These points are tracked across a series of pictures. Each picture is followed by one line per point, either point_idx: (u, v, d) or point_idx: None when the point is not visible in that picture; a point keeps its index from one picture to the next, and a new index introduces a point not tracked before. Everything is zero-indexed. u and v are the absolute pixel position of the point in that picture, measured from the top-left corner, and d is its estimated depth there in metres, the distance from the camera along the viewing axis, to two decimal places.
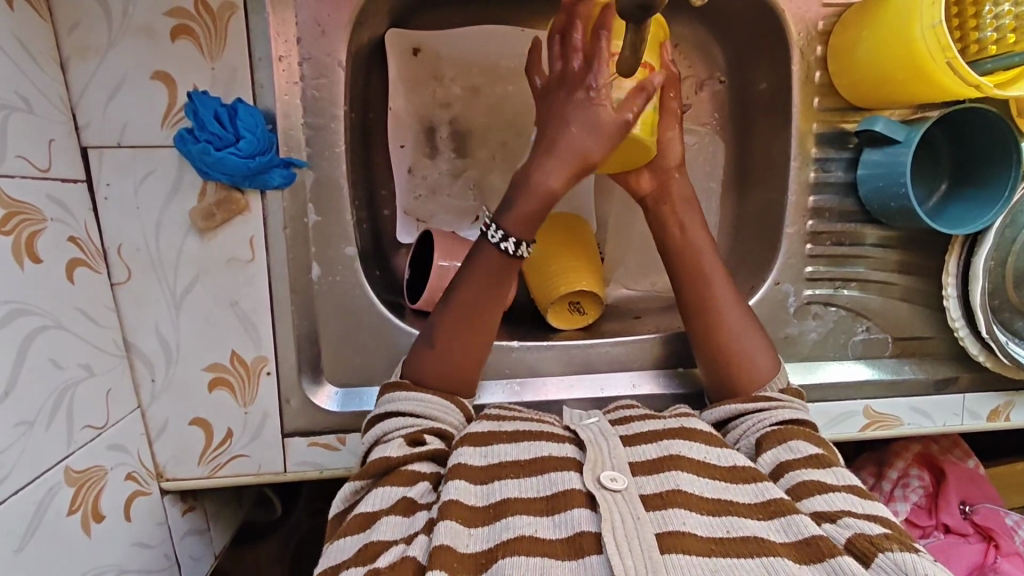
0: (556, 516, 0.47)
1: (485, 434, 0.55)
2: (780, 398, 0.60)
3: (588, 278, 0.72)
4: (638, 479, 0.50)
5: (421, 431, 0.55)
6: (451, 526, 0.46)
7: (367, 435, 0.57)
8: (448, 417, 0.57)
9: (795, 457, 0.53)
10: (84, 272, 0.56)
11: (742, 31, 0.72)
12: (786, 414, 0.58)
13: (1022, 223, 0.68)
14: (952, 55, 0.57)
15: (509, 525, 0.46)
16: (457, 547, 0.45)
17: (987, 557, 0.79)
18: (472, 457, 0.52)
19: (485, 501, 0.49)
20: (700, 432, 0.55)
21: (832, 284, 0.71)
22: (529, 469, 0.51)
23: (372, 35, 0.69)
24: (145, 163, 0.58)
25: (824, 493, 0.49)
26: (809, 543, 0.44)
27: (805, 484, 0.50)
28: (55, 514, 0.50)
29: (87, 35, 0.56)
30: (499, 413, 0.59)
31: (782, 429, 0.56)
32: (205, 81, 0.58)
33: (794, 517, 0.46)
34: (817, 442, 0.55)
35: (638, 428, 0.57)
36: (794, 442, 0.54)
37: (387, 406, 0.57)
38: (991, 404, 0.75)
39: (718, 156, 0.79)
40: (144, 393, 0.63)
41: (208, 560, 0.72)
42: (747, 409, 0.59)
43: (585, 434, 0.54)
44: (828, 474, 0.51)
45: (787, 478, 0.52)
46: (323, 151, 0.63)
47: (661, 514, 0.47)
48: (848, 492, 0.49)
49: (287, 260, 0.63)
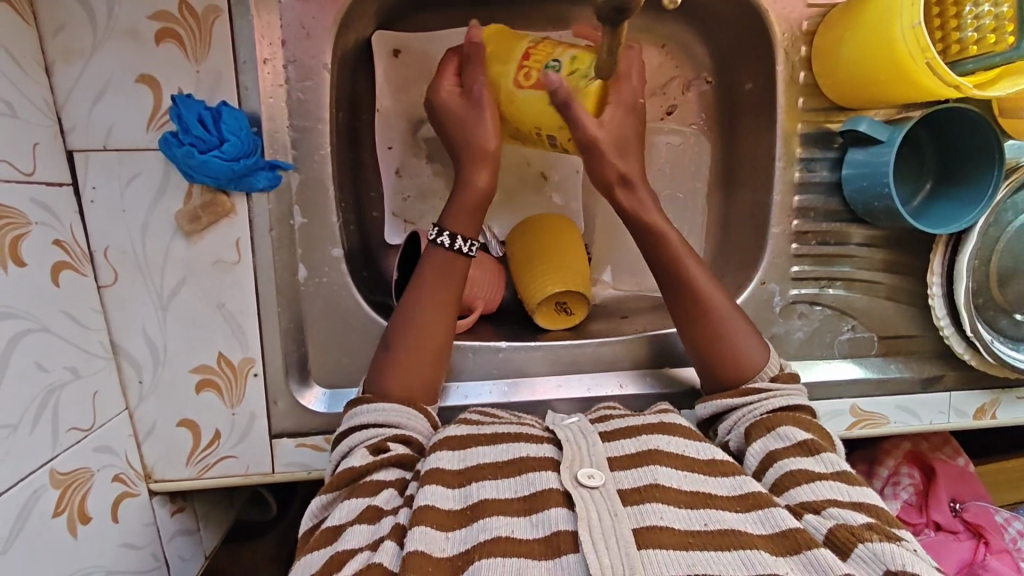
0: (534, 515, 0.47)
1: (463, 437, 0.55)
2: (770, 387, 0.59)
3: (574, 280, 0.72)
4: (617, 474, 0.50)
5: (384, 440, 0.56)
6: (426, 532, 0.46)
7: (335, 450, 0.58)
8: (412, 424, 0.58)
9: (784, 445, 0.53)
10: (69, 274, 0.56)
11: (727, 32, 0.73)
12: (776, 402, 0.58)
13: (1006, 220, 0.68)
14: (931, 55, 0.57)
15: (486, 527, 0.47)
16: (433, 552, 0.45)
17: (976, 555, 0.79)
18: (448, 461, 0.52)
19: (462, 504, 0.49)
20: (677, 426, 0.56)
21: (817, 283, 0.72)
22: (506, 470, 0.51)
23: (358, 37, 0.69)
24: (131, 166, 0.59)
25: (810, 482, 0.50)
26: (787, 536, 0.45)
27: (791, 473, 0.51)
28: (40, 516, 0.51)
29: (72, 38, 0.56)
30: (477, 418, 0.59)
31: (771, 417, 0.56)
32: (190, 84, 0.58)
33: (772, 511, 0.47)
34: (808, 427, 0.55)
35: (616, 425, 0.57)
36: (782, 430, 0.54)
37: (352, 422, 0.58)
38: (978, 402, 0.75)
39: (704, 156, 0.79)
40: (132, 395, 0.63)
41: (198, 560, 0.73)
42: (735, 405, 0.59)
43: (563, 434, 0.55)
44: (816, 462, 0.51)
45: (776, 468, 0.52)
46: (309, 153, 0.63)
47: (639, 509, 0.47)
48: (835, 480, 0.49)
49: (273, 262, 0.63)
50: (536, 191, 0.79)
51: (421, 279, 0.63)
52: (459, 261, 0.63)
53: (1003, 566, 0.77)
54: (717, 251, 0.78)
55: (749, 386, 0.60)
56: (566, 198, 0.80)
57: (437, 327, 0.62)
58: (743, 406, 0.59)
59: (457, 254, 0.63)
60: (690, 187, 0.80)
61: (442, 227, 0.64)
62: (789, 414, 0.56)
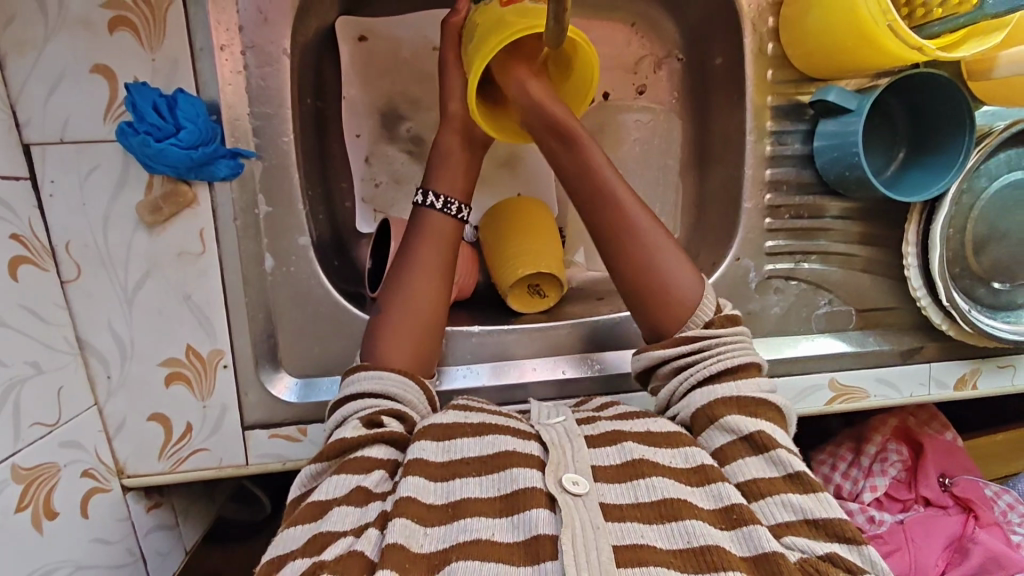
0: (514, 518, 0.46)
1: (448, 427, 0.53)
2: (710, 343, 0.56)
3: (547, 258, 0.71)
4: (601, 485, 0.48)
5: (380, 413, 0.54)
6: (406, 525, 0.45)
7: (331, 416, 0.56)
8: (408, 396, 0.57)
9: (731, 443, 0.51)
10: (29, 269, 0.56)
11: (693, 8, 0.72)
12: (714, 366, 0.55)
13: (979, 187, 0.68)
14: (892, 17, 0.56)
15: (465, 528, 0.45)
16: (411, 546, 0.44)
17: (966, 528, 0.78)
18: (434, 453, 0.51)
19: (443, 500, 0.48)
20: (666, 433, 0.53)
21: (792, 258, 0.71)
22: (490, 465, 0.49)
23: (321, 23, 0.69)
24: (90, 158, 0.58)
25: (761, 500, 0.48)
26: (767, 560, 0.43)
27: (744, 488, 0.49)
28: (2, 511, 0.50)
29: (23, 30, 0.55)
30: (466, 404, 0.57)
31: (712, 390, 0.54)
32: (145, 72, 0.57)
33: (755, 530, 0.45)
34: (753, 413, 0.52)
35: (604, 428, 0.54)
36: (726, 420, 0.52)
37: (352, 388, 0.56)
38: (958, 372, 0.75)
39: (676, 133, 0.79)
40: (101, 390, 0.62)
41: (177, 557, 0.72)
42: (676, 363, 0.57)
43: (548, 435, 0.52)
44: (766, 467, 0.49)
45: (729, 473, 0.50)
46: (270, 141, 0.63)
47: (621, 526, 0.45)
48: (787, 494, 0.47)
49: (238, 251, 0.62)
50: (508, 172, 0.79)
51: (415, 238, 0.63)
52: (447, 222, 0.63)
53: (991, 539, 0.76)
54: (693, 231, 0.77)
55: (685, 335, 0.57)
56: (538, 182, 0.79)
57: (433, 285, 0.61)
58: (687, 367, 0.56)
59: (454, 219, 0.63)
60: (661, 165, 0.79)
61: (422, 187, 0.64)
62: (732, 398, 0.53)
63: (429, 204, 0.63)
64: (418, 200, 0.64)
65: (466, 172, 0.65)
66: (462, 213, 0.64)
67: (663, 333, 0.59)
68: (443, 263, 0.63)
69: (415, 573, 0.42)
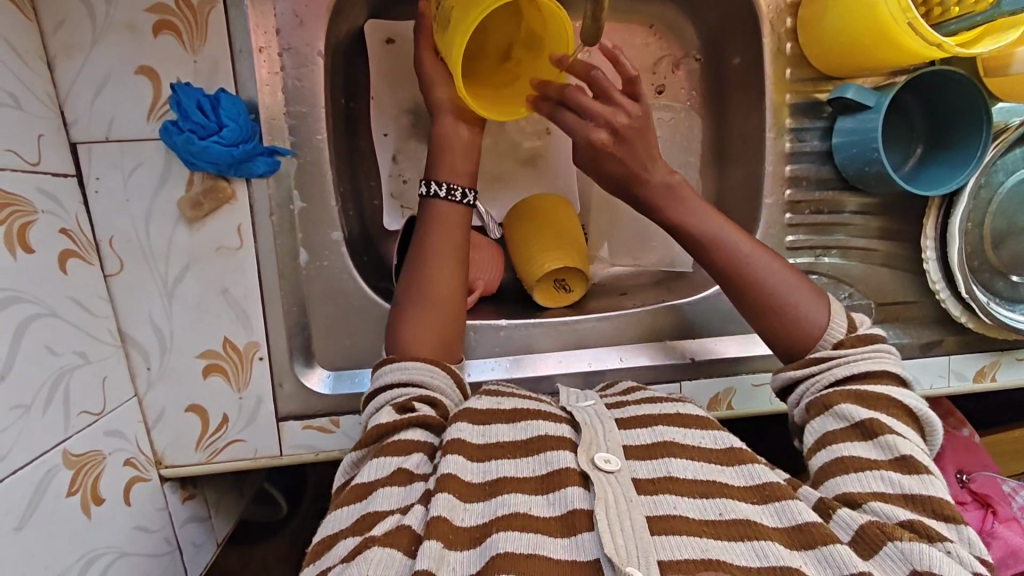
0: (551, 494, 0.47)
1: (485, 412, 0.54)
2: (837, 353, 0.57)
3: (572, 254, 0.73)
4: (633, 463, 0.50)
5: (412, 400, 0.55)
6: (448, 499, 0.46)
7: (366, 409, 0.58)
8: (435, 382, 0.58)
9: (840, 428, 0.52)
10: (76, 262, 0.57)
11: (711, 9, 0.74)
12: (840, 372, 0.56)
13: (997, 181, 0.69)
14: (912, 15, 0.57)
15: (504, 502, 0.46)
16: (453, 519, 0.45)
17: (985, 524, 0.78)
18: (470, 434, 0.52)
19: (481, 478, 0.49)
20: (695, 418, 0.55)
21: (812, 252, 0.72)
22: (525, 448, 0.51)
23: (351, 25, 0.71)
24: (134, 156, 0.60)
25: (859, 471, 0.49)
26: (802, 530, 0.44)
27: (842, 460, 0.50)
28: (54, 495, 0.52)
29: (72, 33, 0.58)
30: (497, 390, 0.59)
31: (831, 392, 0.55)
32: (188, 73, 0.60)
33: (789, 503, 0.46)
34: (872, 404, 0.53)
35: (632, 412, 0.56)
36: (842, 408, 0.53)
37: (376, 382, 0.58)
38: (977, 365, 0.76)
39: (695, 131, 0.81)
40: (141, 382, 0.64)
41: (210, 548, 0.74)
42: (798, 377, 0.58)
43: (581, 416, 0.54)
44: (872, 448, 0.50)
45: (829, 452, 0.52)
46: (305, 140, 0.65)
47: (652, 499, 0.46)
48: (888, 471, 0.49)
49: (274, 247, 0.64)
50: (532, 171, 0.81)
51: (425, 231, 0.64)
52: (455, 209, 0.64)
53: (1010, 534, 0.76)
54: None
55: (812, 355, 0.58)
56: (562, 180, 0.81)
57: (454, 281, 0.63)
58: (807, 378, 0.57)
59: (456, 203, 0.64)
60: (680, 162, 0.81)
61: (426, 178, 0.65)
62: (855, 393, 0.54)
63: (434, 193, 0.64)
64: (423, 191, 0.65)
65: (466, 155, 0.65)
66: (468, 197, 0.65)
67: (799, 354, 0.60)
68: (455, 251, 0.64)
69: (457, 544, 0.44)
